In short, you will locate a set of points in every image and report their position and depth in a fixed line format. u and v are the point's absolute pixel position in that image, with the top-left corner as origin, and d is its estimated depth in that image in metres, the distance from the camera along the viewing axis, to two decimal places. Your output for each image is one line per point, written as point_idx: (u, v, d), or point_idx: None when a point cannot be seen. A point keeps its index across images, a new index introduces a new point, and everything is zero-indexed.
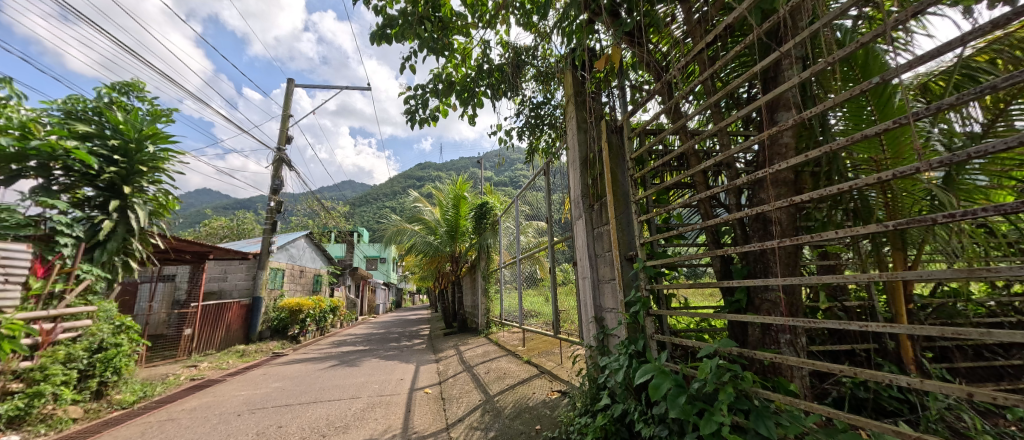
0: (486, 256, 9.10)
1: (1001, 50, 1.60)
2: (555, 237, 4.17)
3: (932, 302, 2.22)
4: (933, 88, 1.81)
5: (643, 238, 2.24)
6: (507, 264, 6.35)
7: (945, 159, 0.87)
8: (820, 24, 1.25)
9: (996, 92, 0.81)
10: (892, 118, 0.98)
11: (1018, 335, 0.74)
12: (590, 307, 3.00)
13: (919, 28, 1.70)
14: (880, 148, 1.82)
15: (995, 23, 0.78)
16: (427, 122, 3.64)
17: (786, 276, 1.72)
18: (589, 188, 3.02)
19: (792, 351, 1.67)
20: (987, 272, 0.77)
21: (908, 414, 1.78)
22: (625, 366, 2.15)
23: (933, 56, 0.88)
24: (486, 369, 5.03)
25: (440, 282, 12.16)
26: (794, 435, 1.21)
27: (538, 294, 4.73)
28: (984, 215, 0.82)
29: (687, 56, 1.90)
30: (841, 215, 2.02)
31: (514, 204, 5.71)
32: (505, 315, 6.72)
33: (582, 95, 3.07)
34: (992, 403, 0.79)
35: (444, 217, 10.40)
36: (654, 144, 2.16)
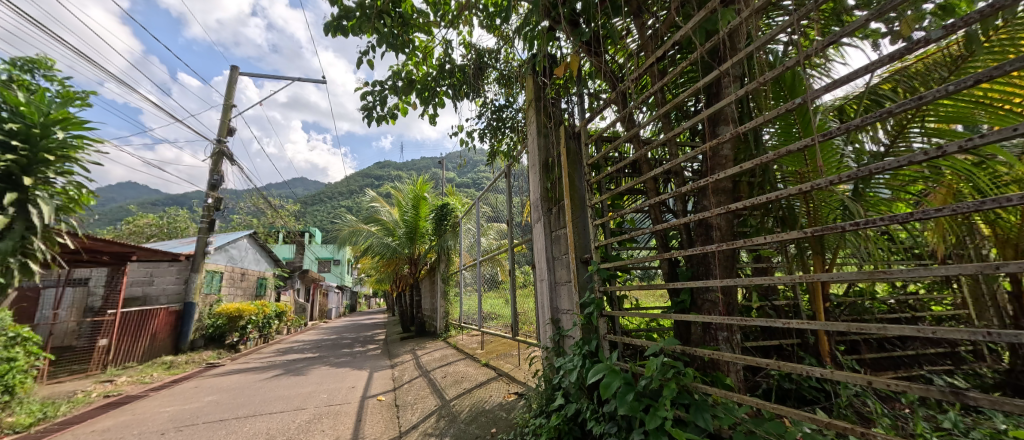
0: (446, 258, 8.96)
1: (902, 80, 1.82)
2: (515, 240, 4.19)
3: (845, 301, 2.49)
4: (848, 110, 2.04)
5: (597, 241, 2.31)
6: (467, 266, 6.28)
7: (854, 174, 0.98)
8: (755, 47, 1.36)
9: (894, 116, 0.93)
10: (813, 134, 1.09)
11: (907, 329, 0.85)
12: (546, 308, 3.05)
13: (837, 57, 1.90)
14: (804, 162, 2.02)
15: (892, 56, 0.88)
16: (386, 120, 3.53)
17: (724, 277, 1.85)
18: (548, 191, 3.08)
19: (728, 347, 1.80)
20: (883, 274, 0.88)
21: (824, 401, 1.98)
22: (579, 366, 2.20)
23: (846, 81, 0.99)
24: (443, 373, 4.94)
25: (397, 285, 11.83)
26: (728, 425, 1.30)
27: (498, 296, 4.72)
28: (883, 224, 0.93)
29: (639, 68, 1.99)
30: (772, 222, 2.22)
31: (476, 205, 5.68)
32: (464, 318, 6.65)
33: (542, 101, 3.13)
34: (886, 390, 0.90)
35: (402, 218, 10.13)
36: (609, 151, 2.24)
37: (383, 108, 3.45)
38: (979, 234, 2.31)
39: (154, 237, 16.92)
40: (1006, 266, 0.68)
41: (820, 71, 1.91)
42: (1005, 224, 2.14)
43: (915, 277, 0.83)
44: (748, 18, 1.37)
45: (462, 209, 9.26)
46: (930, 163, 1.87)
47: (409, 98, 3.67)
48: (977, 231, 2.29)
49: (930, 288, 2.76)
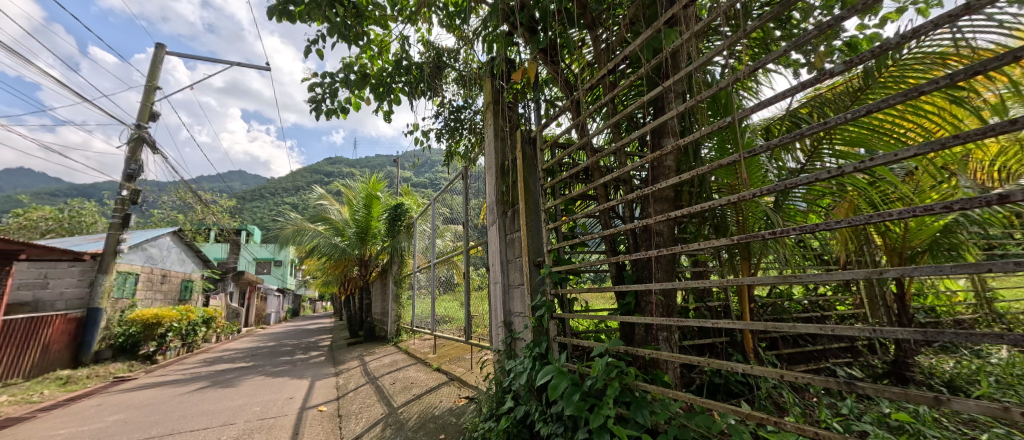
0: (399, 259, 8.66)
1: (816, 106, 2.06)
2: (471, 242, 4.15)
3: (768, 303, 2.76)
4: (772, 130, 2.26)
5: (549, 245, 2.35)
6: (421, 269, 6.12)
7: (775, 188, 1.08)
8: (695, 67, 1.46)
9: (808, 138, 1.03)
10: (742, 150, 1.19)
11: (810, 326, 0.95)
12: (499, 311, 3.06)
13: (765, 81, 2.10)
14: (735, 175, 2.21)
15: (807, 83, 0.98)
16: (335, 114, 3.34)
17: (665, 280, 1.97)
18: (503, 194, 3.09)
19: (667, 346, 1.91)
20: (795, 278, 0.98)
21: (748, 394, 2.17)
22: (528, 368, 2.24)
23: (771, 103, 1.09)
24: (392, 380, 4.77)
25: (345, 288, 11.25)
26: (664, 420, 1.37)
27: (452, 299, 4.65)
28: (797, 234, 1.04)
29: (592, 79, 2.06)
30: (708, 229, 2.39)
31: (431, 206, 5.56)
32: (416, 322, 6.47)
33: (499, 104, 3.14)
34: (793, 382, 1.00)
35: (353, 217, 9.65)
36: (563, 156, 2.29)
37: (332, 102, 3.27)
38: (873, 244, 2.66)
39: (51, 233, 14.63)
40: (888, 272, 0.79)
41: (750, 93, 2.09)
42: (892, 235, 2.48)
43: (821, 282, 0.94)
44: (691, 38, 1.46)
45: (418, 210, 8.98)
46: (837, 181, 2.13)
47: (362, 92, 3.51)
48: (872, 241, 2.64)
49: (836, 290, 3.13)
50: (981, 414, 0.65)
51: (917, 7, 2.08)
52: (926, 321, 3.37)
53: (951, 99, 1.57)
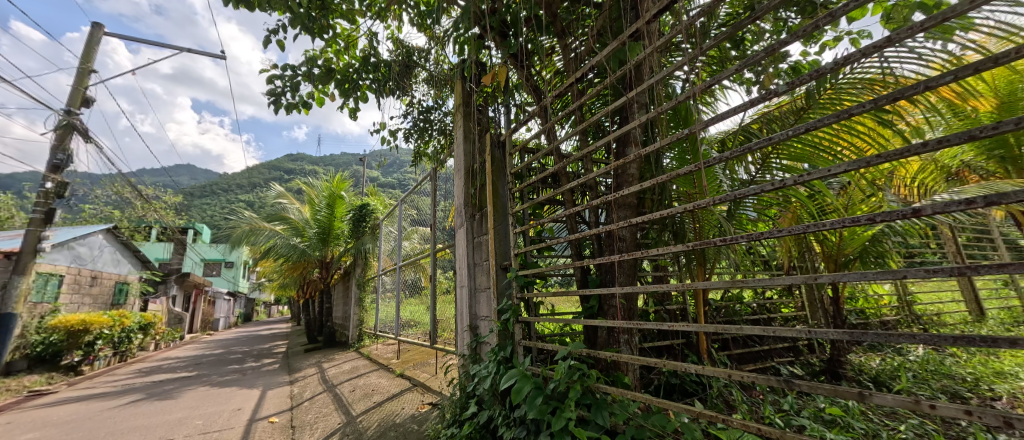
0: (363, 262, 8.38)
1: (765, 122, 2.21)
2: (438, 245, 4.09)
3: (721, 306, 2.93)
4: (727, 143, 2.40)
5: (516, 248, 2.35)
6: (386, 271, 5.95)
7: (727, 197, 1.14)
8: (656, 80, 1.52)
9: (756, 152, 1.10)
10: (698, 161, 1.25)
11: (754, 327, 1.01)
12: (465, 315, 3.03)
13: (721, 96, 2.22)
14: (693, 184, 2.33)
15: (754, 100, 1.04)
16: (296, 108, 3.18)
17: (626, 285, 2.03)
18: (471, 197, 3.08)
19: (628, 349, 1.97)
20: (743, 283, 1.04)
21: (701, 393, 2.29)
22: (493, 373, 2.23)
23: (725, 117, 1.15)
24: (352, 387, 4.59)
25: (303, 291, 10.74)
26: (622, 421, 1.41)
27: (418, 303, 4.54)
28: (747, 242, 1.10)
29: (561, 86, 2.09)
30: (668, 236, 2.50)
31: (398, 207, 5.43)
32: (379, 326, 6.27)
33: (469, 107, 3.13)
34: (738, 381, 1.06)
35: (314, 217, 9.23)
36: (531, 161, 2.30)
37: (293, 95, 3.12)
38: (813, 251, 2.89)
39: None
40: (822, 277, 0.85)
41: (707, 107, 2.21)
42: (830, 243, 2.71)
43: (765, 287, 1.00)
44: (654, 52, 1.52)
45: (384, 211, 8.71)
46: (783, 192, 2.30)
47: (326, 87, 3.36)
48: (812, 249, 2.86)
49: (781, 294, 3.36)
50: (897, 407, 0.71)
51: (851, 37, 2.29)
52: (857, 322, 3.70)
53: (879, 120, 1.73)
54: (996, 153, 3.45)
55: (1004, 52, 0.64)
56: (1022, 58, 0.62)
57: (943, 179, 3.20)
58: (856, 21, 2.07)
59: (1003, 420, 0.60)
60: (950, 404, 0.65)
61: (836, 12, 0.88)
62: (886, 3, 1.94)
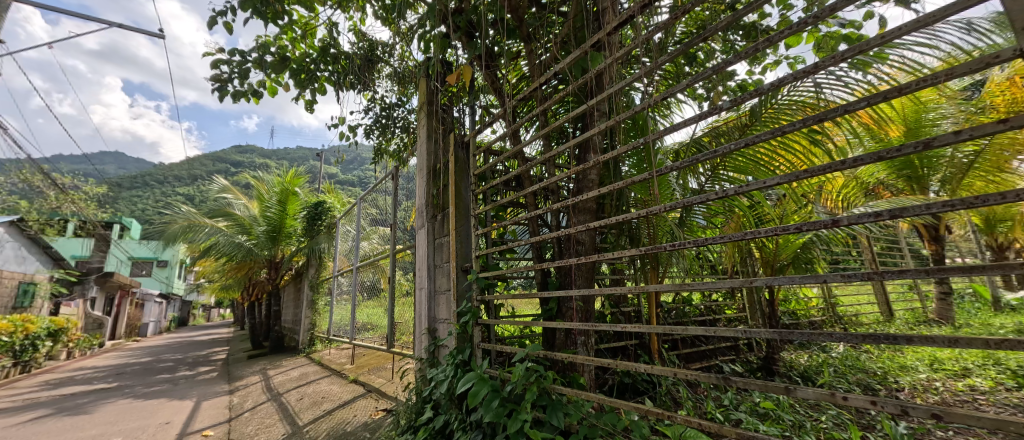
0: (317, 262, 7.98)
1: (714, 135, 2.36)
2: (398, 245, 3.97)
3: (672, 307, 3.09)
4: (680, 154, 2.54)
5: (478, 250, 2.33)
6: (342, 272, 5.70)
7: (677, 204, 1.19)
8: (616, 89, 1.56)
9: (705, 163, 1.17)
10: (652, 169, 1.29)
11: (696, 327, 1.07)
12: (423, 318, 2.96)
13: (675, 109, 2.35)
14: (649, 191, 2.44)
15: (703, 115, 1.11)
16: (244, 97, 2.96)
17: (585, 288, 2.07)
18: (433, 197, 3.03)
19: (585, 350, 2.02)
20: (690, 285, 1.10)
21: (651, 391, 2.40)
22: (450, 376, 2.19)
23: (679, 128, 1.20)
24: (300, 395, 4.33)
25: (248, 293, 10.02)
26: (576, 421, 1.44)
27: (375, 306, 4.38)
28: (695, 247, 1.16)
29: (527, 90, 2.09)
30: (625, 240, 2.59)
31: (357, 205, 5.23)
32: (333, 330, 5.99)
33: (433, 106, 3.07)
34: (681, 379, 1.12)
35: (263, 213, 8.64)
36: (494, 163, 2.29)
37: (241, 83, 2.90)
38: (753, 256, 3.12)
39: None
40: (757, 281, 0.92)
41: (663, 118, 2.32)
42: (768, 249, 2.96)
43: (708, 289, 1.06)
44: (614, 62, 1.57)
45: (341, 209, 8.33)
46: (729, 201, 2.48)
47: (279, 76, 3.16)
48: (753, 255, 3.10)
49: (725, 297, 3.59)
50: (817, 400, 0.78)
51: (788, 62, 2.51)
52: (791, 323, 4.04)
53: (811, 138, 1.91)
54: (904, 173, 3.92)
55: (907, 84, 0.72)
56: (919, 90, 0.71)
57: (862, 194, 3.59)
58: (792, 47, 2.26)
59: (900, 409, 0.68)
60: (858, 395, 0.72)
61: (774, 37, 0.95)
62: (817, 33, 2.15)
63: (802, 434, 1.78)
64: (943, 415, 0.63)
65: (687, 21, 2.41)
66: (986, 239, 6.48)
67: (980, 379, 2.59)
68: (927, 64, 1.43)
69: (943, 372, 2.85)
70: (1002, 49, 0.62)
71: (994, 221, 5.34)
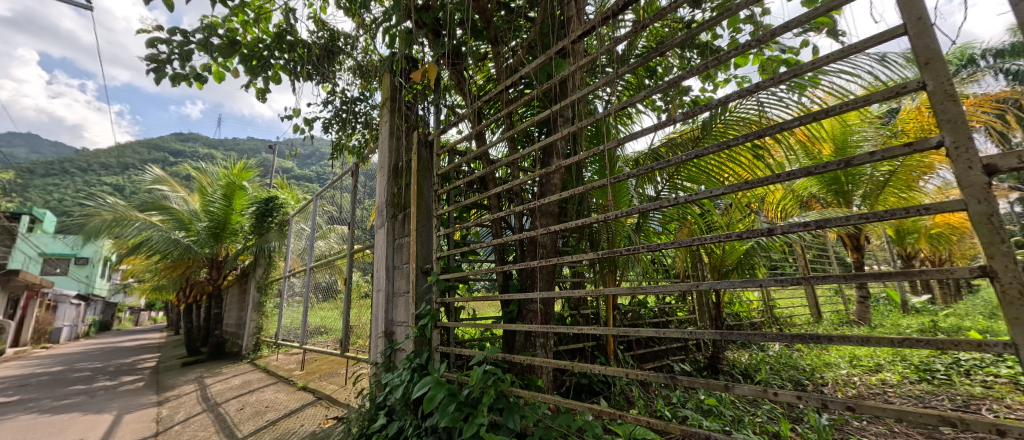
0: (266, 261, 7.49)
1: (670, 145, 2.49)
2: (356, 245, 3.82)
3: (628, 310, 3.21)
4: (639, 162, 2.65)
5: (439, 252, 2.28)
6: (294, 272, 5.40)
7: (634, 210, 1.23)
8: (579, 96, 1.60)
9: (659, 172, 1.22)
10: (611, 176, 1.33)
11: (646, 330, 1.11)
12: (380, 320, 2.86)
13: (635, 119, 2.45)
14: (609, 197, 2.52)
15: (659, 125, 1.16)
16: (185, 80, 2.72)
17: (544, 290, 2.10)
18: (394, 196, 2.95)
19: (543, 352, 2.04)
20: (643, 288, 1.14)
21: (606, 391, 2.47)
22: (406, 381, 2.13)
23: (638, 137, 1.25)
24: (241, 405, 4.03)
25: (185, 295, 9.21)
26: (532, 423, 1.44)
27: (330, 308, 4.18)
28: (650, 252, 1.20)
29: (494, 91, 2.08)
30: (586, 244, 2.66)
31: (313, 202, 4.98)
32: (281, 334, 5.63)
33: (397, 103, 2.98)
34: (631, 379, 1.16)
35: (205, 208, 7.97)
36: (458, 163, 2.25)
37: (182, 65, 2.66)
38: (703, 262, 3.32)
39: None
40: (702, 285, 0.98)
41: (624, 127, 2.41)
42: (715, 255, 3.17)
43: (659, 292, 1.11)
44: (578, 70, 1.60)
45: (295, 205, 7.88)
46: (682, 209, 2.63)
47: (227, 61, 2.93)
48: (702, 260, 3.30)
49: (677, 300, 3.78)
50: (752, 396, 0.84)
51: (736, 81, 2.69)
52: (735, 324, 4.32)
53: (755, 153, 2.06)
54: (833, 188, 4.34)
55: (833, 106, 0.80)
56: (844, 112, 0.78)
57: (797, 205, 3.93)
58: (740, 67, 2.43)
59: (821, 402, 0.75)
60: (787, 392, 0.78)
61: (723, 56, 1.01)
62: (762, 56, 2.33)
63: (741, 428, 1.91)
64: (856, 407, 0.70)
65: (648, 36, 2.51)
66: (897, 248, 7.31)
67: (890, 374, 2.91)
68: (852, 90, 1.59)
69: (860, 367, 3.18)
70: (909, 80, 0.70)
71: (905, 232, 6.03)
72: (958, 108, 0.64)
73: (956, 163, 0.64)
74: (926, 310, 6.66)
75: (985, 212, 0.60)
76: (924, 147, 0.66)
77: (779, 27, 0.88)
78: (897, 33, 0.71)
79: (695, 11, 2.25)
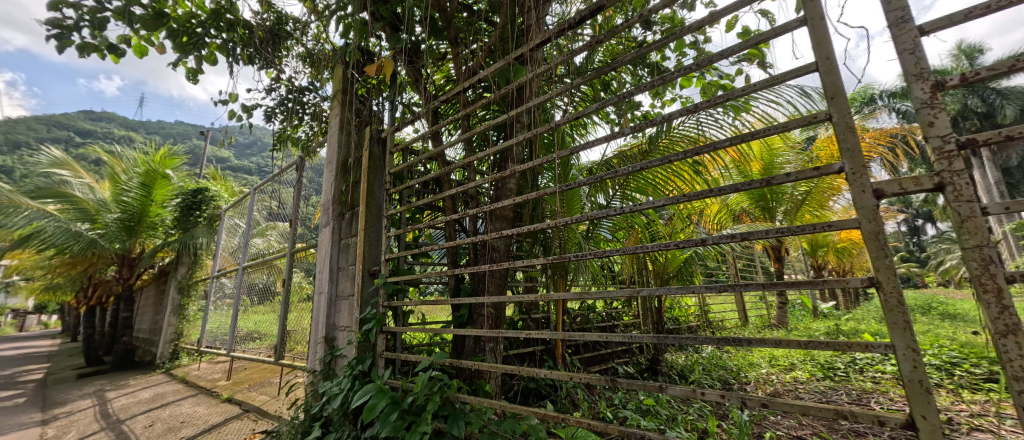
0: (191, 260, 6.77)
1: (621, 157, 2.61)
2: (297, 245, 3.57)
3: (577, 314, 3.30)
4: (593, 171, 2.75)
5: (388, 254, 2.19)
6: (224, 272, 4.93)
7: (584, 217, 1.27)
8: (536, 103, 1.62)
9: (610, 181, 1.28)
10: (564, 183, 1.36)
11: (591, 334, 1.14)
12: (320, 325, 2.69)
13: (590, 130, 2.54)
14: (562, 204, 2.59)
15: (611, 137, 1.21)
16: (96, 51, 2.40)
17: (496, 294, 2.10)
18: (342, 194, 2.80)
19: (492, 356, 2.03)
20: (589, 292, 1.17)
21: (552, 394, 2.52)
22: (345, 389, 2.02)
23: (591, 147, 1.29)
24: (150, 421, 3.58)
25: (86, 296, 8.05)
26: (476, 430, 1.42)
27: (264, 312, 3.87)
28: (599, 258, 1.24)
29: (452, 92, 2.04)
30: (539, 249, 2.70)
31: (251, 196, 4.60)
32: (205, 341, 5.11)
33: (349, 96, 2.85)
34: (574, 382, 1.19)
35: (117, 198, 7.04)
36: (412, 162, 2.19)
37: (93, 34, 2.35)
38: (648, 268, 3.51)
39: None
40: (643, 291, 1.03)
41: (579, 137, 2.49)
42: (659, 262, 3.37)
43: (604, 297, 1.15)
44: (536, 77, 1.62)
45: (229, 199, 7.21)
46: (631, 218, 2.77)
47: (151, 35, 2.63)
48: (647, 268, 3.49)
49: (623, 305, 3.95)
50: (684, 396, 0.89)
51: (681, 100, 2.89)
52: (674, 328, 4.61)
53: (695, 169, 2.23)
54: (760, 203, 4.80)
55: (758, 130, 0.88)
56: (767, 136, 0.87)
57: (731, 218, 4.28)
58: (684, 88, 2.62)
59: (741, 401, 0.81)
60: (714, 391, 0.85)
61: (669, 76, 1.09)
62: (703, 80, 2.53)
63: (674, 426, 2.03)
64: (770, 404, 0.78)
65: (604, 51, 2.62)
66: (811, 260, 8.22)
67: (801, 372, 3.26)
68: (778, 117, 1.77)
69: (777, 367, 3.53)
70: (819, 111, 0.79)
71: (817, 245, 6.82)
72: (855, 138, 0.73)
73: (853, 186, 0.73)
74: (831, 315, 7.56)
75: (874, 230, 0.70)
76: (828, 171, 0.75)
77: (717, 54, 0.96)
78: (810, 69, 0.80)
79: (647, 32, 2.39)
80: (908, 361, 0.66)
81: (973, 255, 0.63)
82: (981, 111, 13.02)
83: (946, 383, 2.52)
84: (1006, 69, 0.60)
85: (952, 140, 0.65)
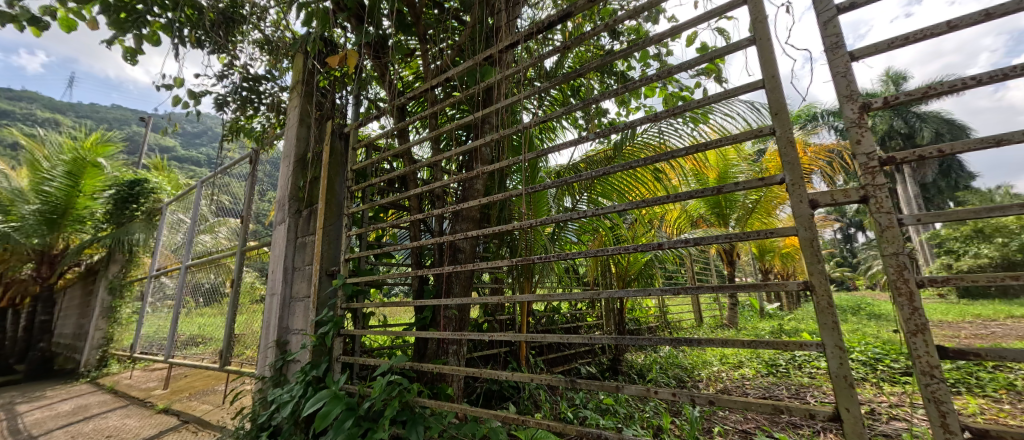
0: (125, 258, 6.19)
1: (588, 161, 2.66)
2: (249, 242, 3.36)
3: (542, 316, 3.33)
4: (561, 175, 2.78)
5: (347, 254, 2.10)
6: (164, 272, 4.54)
7: (549, 220, 1.27)
8: (504, 104, 1.61)
9: (576, 185, 1.29)
10: (529, 185, 1.37)
11: (554, 335, 1.15)
12: (272, 329, 2.54)
13: (558, 134, 2.58)
14: (529, 207, 2.61)
15: (578, 141, 1.23)
16: (13, 22, 2.13)
17: (460, 295, 2.08)
18: (300, 190, 2.67)
19: (455, 359, 2.00)
20: (552, 294, 1.18)
21: (515, 396, 2.52)
22: (296, 396, 1.92)
23: (557, 150, 1.31)
24: (70, 436, 3.23)
25: None
26: (436, 434, 1.39)
27: (210, 314, 3.61)
28: (564, 261, 1.25)
29: (419, 88, 2.00)
30: (506, 250, 2.70)
31: (197, 190, 4.27)
32: (140, 346, 4.67)
33: (309, 88, 2.72)
34: (536, 384, 1.18)
35: (37, 187, 6.28)
36: (375, 159, 2.12)
37: (9, 3, 2.09)
38: (611, 271, 3.62)
39: None
40: (603, 294, 1.05)
41: (547, 140, 2.52)
42: (622, 265, 3.48)
43: (567, 299, 1.16)
44: (505, 79, 1.62)
45: (172, 192, 6.64)
46: (596, 221, 2.83)
47: (81, 8, 2.37)
48: (611, 271, 3.59)
49: (587, 307, 4.03)
50: (639, 395, 0.92)
51: (644, 109, 3.01)
52: (634, 328, 4.76)
53: (657, 175, 2.31)
54: (716, 210, 5.07)
55: (711, 141, 0.93)
56: (720, 147, 0.92)
57: (689, 223, 4.50)
58: (647, 98, 2.72)
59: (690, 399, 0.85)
60: (666, 389, 0.88)
61: (632, 85, 1.12)
62: (665, 90, 2.64)
63: (632, 423, 2.10)
64: (716, 401, 0.82)
65: (574, 57, 2.67)
66: (758, 263, 8.79)
67: (748, 369, 3.48)
68: (732, 128, 1.87)
69: (727, 364, 3.74)
70: (765, 126, 0.84)
71: (764, 250, 7.30)
72: (795, 152, 0.79)
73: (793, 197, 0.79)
74: (775, 316, 8.12)
75: (810, 237, 0.76)
76: (772, 182, 0.80)
77: (676, 66, 1.00)
78: (758, 85, 0.86)
79: (613, 41, 2.46)
80: (836, 358, 0.72)
81: (891, 261, 0.70)
82: (903, 132, 14.51)
83: (870, 377, 2.79)
84: (921, 96, 0.68)
85: (876, 157, 0.71)
